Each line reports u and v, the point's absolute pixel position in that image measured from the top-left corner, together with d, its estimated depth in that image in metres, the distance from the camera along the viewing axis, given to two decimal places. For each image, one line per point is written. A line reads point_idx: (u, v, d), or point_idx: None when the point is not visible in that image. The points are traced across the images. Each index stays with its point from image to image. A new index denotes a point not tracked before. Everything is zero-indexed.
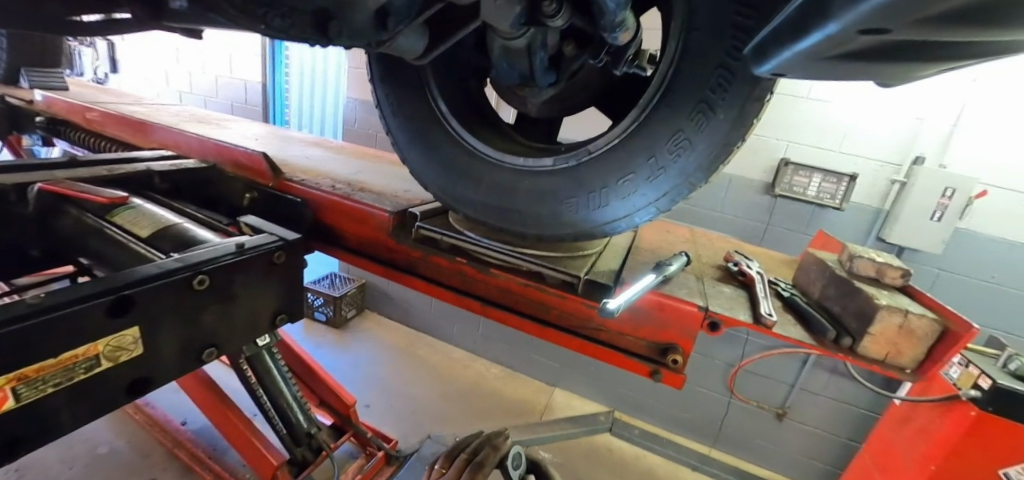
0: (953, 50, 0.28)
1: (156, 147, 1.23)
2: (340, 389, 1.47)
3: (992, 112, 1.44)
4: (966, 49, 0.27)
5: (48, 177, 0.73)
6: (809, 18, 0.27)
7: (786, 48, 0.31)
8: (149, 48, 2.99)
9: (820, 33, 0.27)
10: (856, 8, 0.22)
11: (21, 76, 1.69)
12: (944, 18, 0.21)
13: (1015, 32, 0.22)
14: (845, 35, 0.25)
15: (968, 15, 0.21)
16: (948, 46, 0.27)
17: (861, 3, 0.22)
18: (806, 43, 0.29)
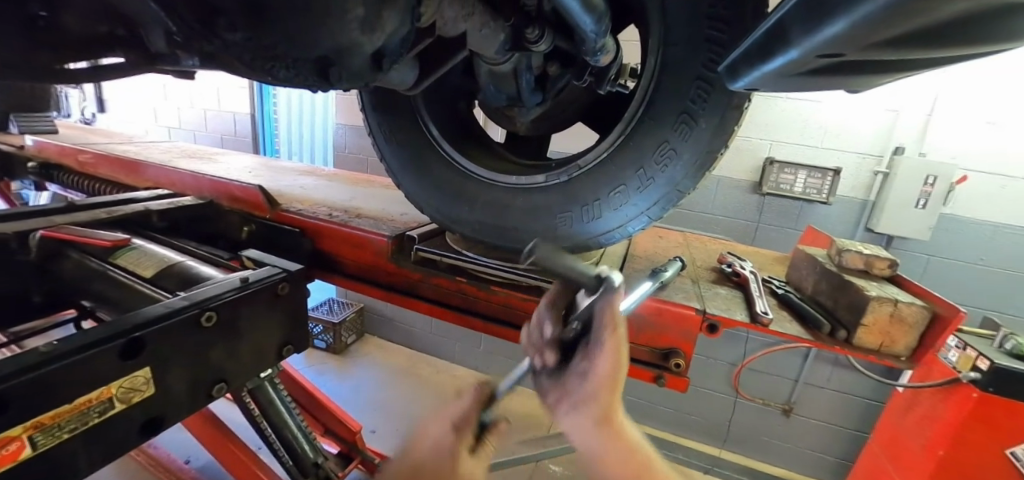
0: (908, 63, 0.30)
1: (150, 186, 1.24)
2: (345, 415, 1.45)
3: (964, 100, 1.49)
4: (919, 62, 0.30)
5: (49, 223, 0.73)
6: (772, 44, 0.29)
7: (755, 69, 0.33)
8: (136, 86, 3.01)
9: (783, 57, 0.29)
10: (812, 38, 0.24)
11: (9, 122, 1.69)
12: (897, 42, 0.24)
13: (956, 50, 0.25)
14: (806, 58, 0.28)
15: (914, 39, 0.23)
16: (902, 61, 0.30)
17: (817, 33, 0.24)
18: (772, 65, 0.31)
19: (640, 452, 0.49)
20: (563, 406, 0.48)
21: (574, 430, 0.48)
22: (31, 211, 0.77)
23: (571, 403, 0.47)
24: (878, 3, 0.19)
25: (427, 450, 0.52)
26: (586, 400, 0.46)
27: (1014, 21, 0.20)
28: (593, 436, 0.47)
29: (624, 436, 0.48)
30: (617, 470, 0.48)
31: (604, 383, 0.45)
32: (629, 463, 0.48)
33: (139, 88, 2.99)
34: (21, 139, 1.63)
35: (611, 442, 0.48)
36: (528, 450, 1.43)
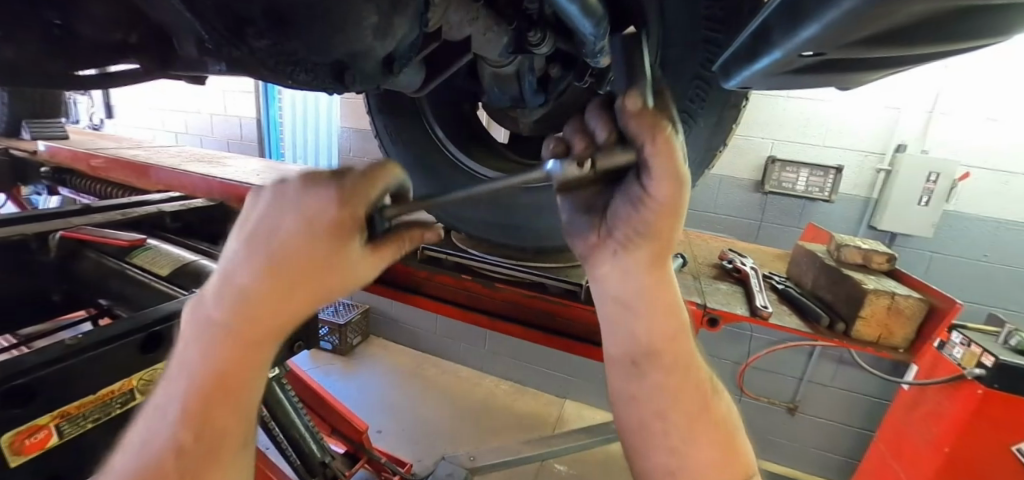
0: (891, 61, 0.32)
1: (161, 189, 1.27)
2: (351, 415, 1.46)
3: (965, 96, 1.50)
4: (902, 59, 0.31)
5: (67, 225, 0.75)
6: (758, 46, 0.31)
7: (744, 69, 0.35)
8: (143, 92, 3.05)
9: (768, 57, 0.30)
10: (792, 39, 0.26)
11: (22, 128, 1.72)
12: (871, 41, 0.25)
13: (931, 46, 0.26)
14: (789, 58, 0.29)
15: (886, 38, 0.25)
16: (886, 58, 0.31)
17: (797, 36, 0.26)
18: (759, 65, 0.32)
19: (681, 315, 0.56)
20: (611, 248, 0.53)
21: (616, 275, 0.53)
22: (49, 213, 0.79)
23: (621, 248, 0.52)
24: (843, 10, 0.21)
25: (287, 246, 0.37)
26: (639, 243, 0.51)
27: (976, 20, 0.22)
28: (637, 283, 0.53)
29: (666, 293, 0.55)
30: (653, 324, 0.54)
31: (660, 229, 0.49)
32: (666, 322, 0.55)
33: (145, 93, 3.03)
34: (33, 144, 1.66)
35: (651, 293, 0.54)
36: (533, 449, 1.45)
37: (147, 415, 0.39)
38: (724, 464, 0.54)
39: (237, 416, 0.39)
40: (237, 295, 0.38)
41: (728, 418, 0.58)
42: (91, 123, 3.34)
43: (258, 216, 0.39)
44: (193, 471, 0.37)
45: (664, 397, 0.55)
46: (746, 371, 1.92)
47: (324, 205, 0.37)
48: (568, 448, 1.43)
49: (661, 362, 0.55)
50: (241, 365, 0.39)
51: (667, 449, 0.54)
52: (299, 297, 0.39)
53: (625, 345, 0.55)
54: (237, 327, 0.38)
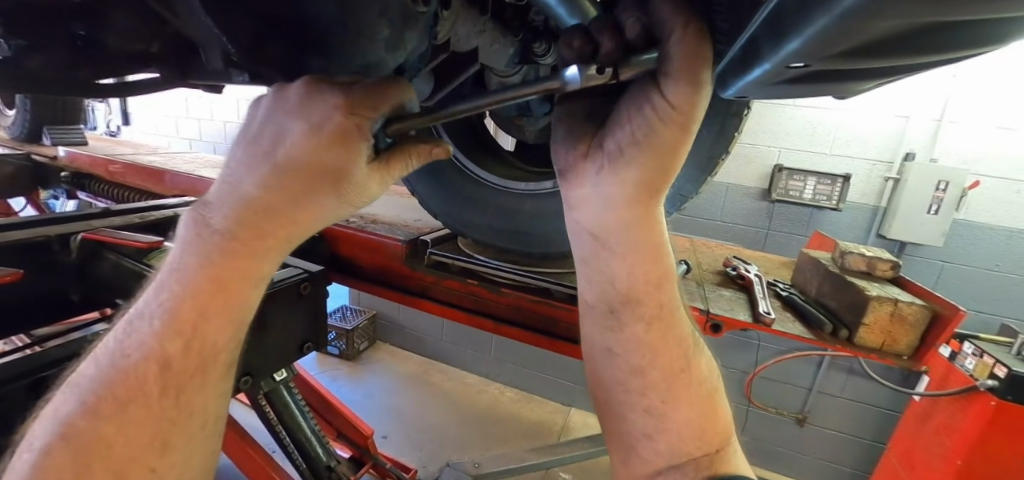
0: (881, 70, 0.33)
1: (176, 194, 1.30)
2: (356, 420, 1.47)
3: (973, 105, 1.50)
4: (891, 70, 0.32)
5: (87, 227, 0.78)
6: (749, 57, 0.32)
7: (739, 79, 0.36)
8: (159, 100, 3.12)
9: (759, 68, 0.32)
10: (779, 52, 0.27)
11: (43, 134, 1.77)
12: (854, 52, 0.26)
13: (913, 58, 0.27)
14: (779, 69, 0.31)
15: (868, 50, 0.26)
16: (874, 69, 0.32)
17: (782, 49, 0.27)
18: (751, 76, 0.34)
19: (665, 263, 0.57)
20: (597, 164, 0.53)
21: (598, 201, 0.53)
22: (71, 216, 0.82)
23: (609, 172, 0.52)
24: (820, 25, 0.22)
25: (294, 156, 0.40)
26: (629, 169, 0.51)
27: (951, 33, 0.23)
28: (619, 214, 0.53)
29: (651, 233, 0.55)
30: (634, 264, 0.55)
31: (652, 156, 0.49)
32: (649, 267, 0.56)
33: (161, 101, 3.10)
34: (54, 150, 1.71)
35: (633, 228, 0.54)
36: (537, 457, 1.45)
37: (134, 313, 0.41)
38: (700, 426, 0.54)
39: (225, 331, 0.42)
40: (239, 203, 0.42)
41: (708, 379, 0.58)
42: (108, 129, 3.41)
43: (265, 126, 0.41)
44: (177, 378, 0.40)
45: (641, 349, 0.55)
46: (754, 381, 1.90)
47: (322, 112, 0.39)
48: (572, 457, 1.43)
49: (640, 310, 0.55)
50: (234, 279, 0.42)
51: (643, 408, 0.54)
52: (295, 213, 0.43)
53: (604, 292, 0.56)
54: (235, 238, 0.42)
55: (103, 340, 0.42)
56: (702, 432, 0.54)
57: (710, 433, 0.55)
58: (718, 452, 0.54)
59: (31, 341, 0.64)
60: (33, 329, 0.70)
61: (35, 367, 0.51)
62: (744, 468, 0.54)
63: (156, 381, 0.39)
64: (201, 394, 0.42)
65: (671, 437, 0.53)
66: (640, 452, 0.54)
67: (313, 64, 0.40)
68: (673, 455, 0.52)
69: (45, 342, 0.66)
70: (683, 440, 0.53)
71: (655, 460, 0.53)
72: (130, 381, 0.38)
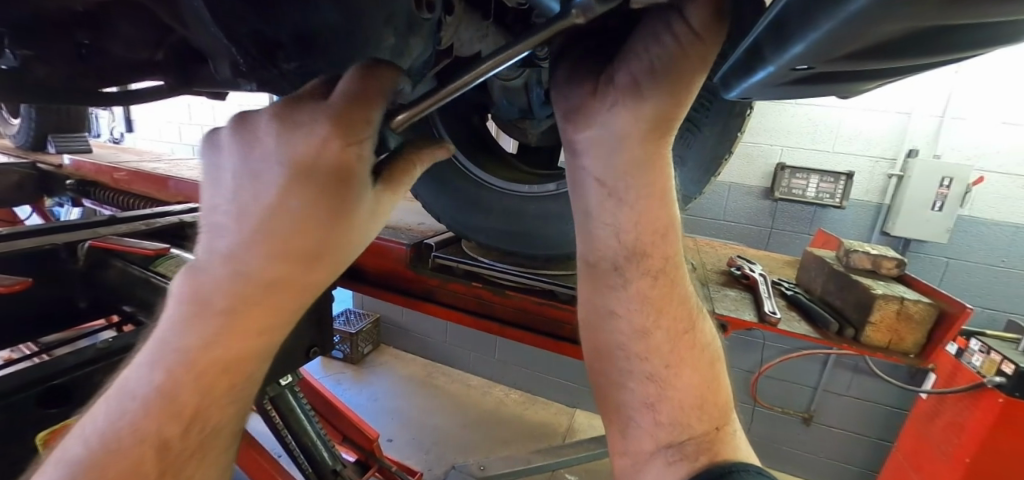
0: (886, 72, 0.33)
1: (180, 201, 1.31)
2: (362, 423, 1.47)
3: (977, 101, 1.49)
4: (896, 70, 0.32)
5: (94, 235, 0.78)
6: (752, 60, 0.32)
7: (742, 81, 0.36)
8: (162, 106, 3.14)
9: (763, 70, 0.32)
10: (783, 55, 0.27)
11: (48, 143, 1.78)
12: (856, 56, 0.27)
13: (917, 59, 0.27)
14: (783, 71, 0.31)
15: (870, 53, 0.26)
16: (878, 71, 0.32)
17: (786, 52, 0.27)
18: (756, 78, 0.34)
19: (671, 214, 0.55)
20: (607, 102, 0.48)
21: (608, 143, 0.50)
22: (75, 224, 0.82)
23: (620, 112, 0.47)
24: (824, 28, 0.22)
25: (293, 204, 0.35)
26: (641, 106, 0.47)
27: (958, 35, 0.23)
28: (631, 155, 0.50)
29: (659, 177, 0.52)
30: (642, 213, 0.53)
31: (665, 90, 0.45)
32: (654, 215, 0.54)
33: (163, 108, 3.13)
34: (58, 158, 1.72)
35: (644, 170, 0.51)
36: (542, 459, 1.45)
37: (121, 390, 0.36)
38: (701, 396, 0.53)
39: (233, 395, 0.40)
40: (238, 272, 0.36)
41: (709, 345, 0.57)
42: (112, 136, 3.43)
43: (245, 181, 0.35)
44: (174, 459, 0.37)
45: (644, 306, 0.55)
46: (760, 380, 1.90)
47: (297, 147, 0.33)
48: (575, 459, 1.43)
49: (645, 265, 0.55)
50: (239, 357, 0.38)
51: (646, 374, 0.53)
52: (305, 265, 0.37)
53: (608, 246, 0.54)
54: (237, 304, 0.36)
55: (89, 411, 0.38)
56: (704, 399, 0.53)
57: (712, 406, 0.53)
58: (718, 429, 0.51)
59: (38, 350, 0.65)
60: (39, 338, 0.71)
61: (45, 374, 0.51)
62: (749, 452, 0.51)
63: (152, 466, 0.36)
64: (196, 468, 0.39)
65: (673, 406, 0.52)
66: (641, 423, 0.52)
67: (321, 70, 0.41)
68: (674, 428, 0.51)
69: (54, 351, 0.67)
70: (684, 411, 0.52)
71: (655, 433, 0.51)
72: (118, 470, 0.34)
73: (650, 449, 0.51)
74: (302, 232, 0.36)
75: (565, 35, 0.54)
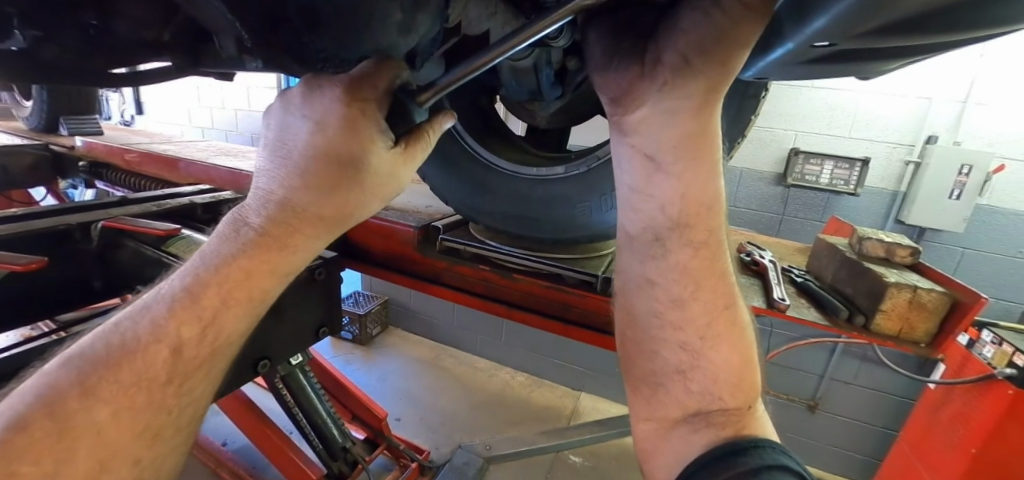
0: (909, 50, 0.32)
1: (191, 183, 1.32)
2: (371, 403, 1.49)
3: (1003, 84, 1.44)
4: (920, 48, 0.32)
5: (107, 215, 0.79)
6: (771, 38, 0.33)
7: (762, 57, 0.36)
8: (171, 89, 3.15)
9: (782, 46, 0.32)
10: (805, 29, 0.27)
11: (60, 124, 1.79)
12: (878, 32, 0.26)
13: (944, 36, 0.27)
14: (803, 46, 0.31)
15: (895, 30, 0.26)
16: (903, 49, 0.31)
17: (808, 26, 0.27)
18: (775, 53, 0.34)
19: (719, 188, 0.51)
20: (656, 81, 0.47)
21: (658, 121, 0.48)
22: (89, 205, 0.83)
23: (671, 93, 0.46)
24: (847, 4, 0.22)
25: (316, 139, 0.42)
26: (691, 82, 0.45)
27: (983, 13, 0.23)
28: (681, 131, 0.48)
29: (710, 154, 0.49)
30: (689, 185, 0.50)
31: (716, 64, 0.43)
32: (701, 187, 0.50)
33: (173, 90, 3.13)
34: (70, 140, 1.73)
35: (694, 147, 0.48)
36: (547, 440, 1.47)
37: (150, 298, 0.40)
38: (737, 374, 0.49)
39: (240, 319, 0.43)
40: (273, 204, 0.44)
41: (749, 326, 0.53)
42: (123, 119, 3.45)
43: (284, 128, 0.44)
44: (186, 366, 0.39)
45: (683, 278, 0.51)
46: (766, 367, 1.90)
47: (331, 112, 0.42)
48: (580, 441, 1.45)
49: (689, 236, 0.51)
50: (262, 270, 0.43)
51: (678, 344, 0.50)
52: (321, 211, 0.44)
53: (652, 218, 0.52)
54: (265, 232, 0.43)
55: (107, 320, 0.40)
56: (741, 374, 0.49)
57: (748, 384, 0.49)
58: (750, 407, 0.48)
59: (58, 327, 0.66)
60: (57, 316, 0.72)
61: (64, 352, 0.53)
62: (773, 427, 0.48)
63: (164, 365, 0.38)
64: (199, 383, 0.41)
65: (706, 377, 0.49)
66: (670, 391, 0.50)
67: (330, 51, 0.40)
68: (704, 395, 0.48)
69: (73, 328, 0.69)
70: (717, 383, 0.48)
71: (683, 400, 0.49)
72: (137, 358, 0.37)
73: (674, 416, 0.49)
74: (320, 169, 0.42)
75: (589, 11, 0.55)
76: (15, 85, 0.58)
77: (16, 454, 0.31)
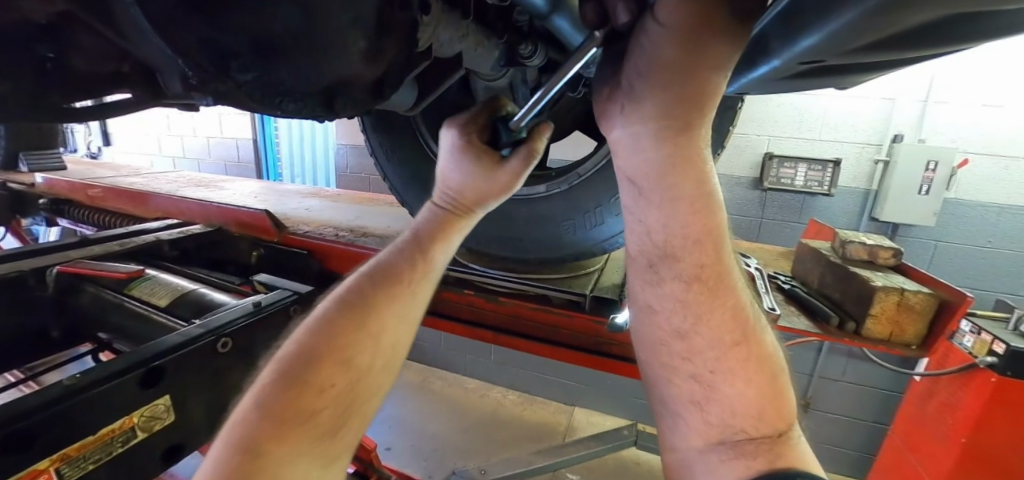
0: (889, 64, 0.33)
1: (159, 217, 1.26)
2: (359, 434, 1.43)
3: (959, 83, 1.50)
4: (898, 62, 0.32)
5: (66, 258, 0.74)
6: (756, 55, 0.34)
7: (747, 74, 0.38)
8: (139, 120, 3.06)
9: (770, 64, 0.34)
10: (794, 48, 0.28)
11: (20, 161, 1.68)
12: (870, 48, 0.26)
13: (928, 51, 0.28)
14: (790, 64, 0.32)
15: (885, 48, 0.26)
16: (881, 65, 0.32)
17: (796, 45, 0.28)
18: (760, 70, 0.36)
19: (714, 214, 0.45)
20: (618, 104, 0.42)
21: (627, 145, 0.42)
22: (47, 247, 0.78)
23: (632, 118, 0.41)
24: (841, 22, 0.23)
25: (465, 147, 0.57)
26: (646, 106, 0.39)
27: (965, 32, 0.24)
28: (650, 158, 0.42)
29: (696, 179, 0.43)
30: (674, 213, 0.44)
31: (669, 84, 0.37)
32: (691, 214, 0.44)
33: (142, 121, 3.04)
34: (29, 177, 1.64)
35: (668, 176, 0.42)
36: (543, 459, 1.43)
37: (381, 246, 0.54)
38: (761, 405, 0.44)
39: (443, 251, 0.56)
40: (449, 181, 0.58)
41: (772, 355, 0.46)
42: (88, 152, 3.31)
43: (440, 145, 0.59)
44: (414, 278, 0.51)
45: (683, 311, 0.46)
46: None
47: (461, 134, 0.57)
48: (576, 458, 1.41)
49: (683, 266, 0.45)
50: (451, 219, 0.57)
51: (689, 375, 0.46)
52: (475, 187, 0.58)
53: (641, 246, 0.47)
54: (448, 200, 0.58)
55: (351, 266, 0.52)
56: (764, 408, 0.44)
57: (773, 414, 0.44)
58: (781, 434, 0.43)
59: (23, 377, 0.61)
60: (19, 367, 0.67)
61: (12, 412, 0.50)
62: (815, 458, 0.43)
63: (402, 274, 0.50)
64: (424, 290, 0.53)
65: (723, 409, 0.44)
66: (688, 421, 0.46)
67: (292, 79, 0.37)
68: (725, 427, 0.44)
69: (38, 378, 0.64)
70: (739, 416, 0.43)
71: (705, 432, 0.45)
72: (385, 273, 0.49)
73: (696, 447, 0.45)
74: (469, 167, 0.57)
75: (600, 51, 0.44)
76: None
77: (338, 320, 0.44)
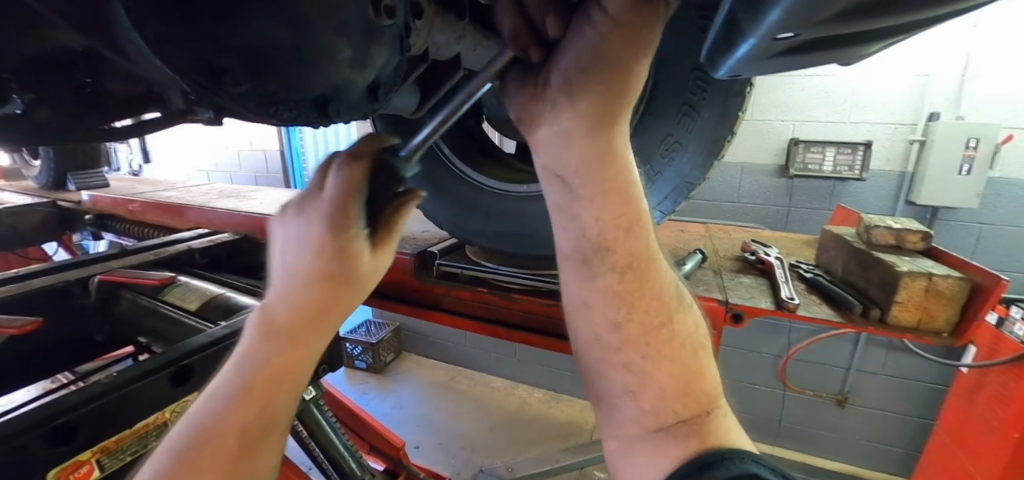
0: (877, 32, 0.31)
1: (194, 226, 1.32)
2: (388, 432, 1.45)
3: (1001, 53, 1.41)
4: (885, 29, 0.30)
5: (104, 268, 0.77)
6: (734, 34, 0.33)
7: (727, 56, 0.37)
8: (177, 137, 3.20)
9: (746, 44, 0.33)
10: (762, 21, 0.27)
11: (68, 181, 1.78)
12: (850, 15, 0.25)
13: (905, 16, 0.26)
14: (764, 41, 0.31)
15: (856, 13, 0.25)
16: (866, 31, 0.31)
17: (763, 20, 0.27)
18: (741, 52, 0.35)
19: (635, 206, 0.49)
20: (549, 100, 0.45)
21: (557, 141, 0.46)
22: (87, 259, 0.81)
23: (560, 115, 0.44)
24: None
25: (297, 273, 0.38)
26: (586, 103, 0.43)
27: None
28: (579, 152, 0.45)
29: (618, 181, 0.47)
30: (603, 207, 0.48)
31: (604, 79, 0.40)
32: (618, 207, 0.48)
33: (179, 137, 3.17)
34: (78, 195, 1.72)
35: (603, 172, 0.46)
36: (570, 457, 1.42)
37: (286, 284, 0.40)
38: (686, 382, 0.48)
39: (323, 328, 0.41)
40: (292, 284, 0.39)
41: (691, 336, 0.51)
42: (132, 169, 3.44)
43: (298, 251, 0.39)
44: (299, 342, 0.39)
45: (614, 301, 0.49)
46: (788, 364, 1.83)
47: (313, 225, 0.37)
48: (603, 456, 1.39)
49: (613, 258, 0.49)
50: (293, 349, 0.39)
51: (622, 365, 0.49)
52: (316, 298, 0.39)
53: (576, 242, 0.49)
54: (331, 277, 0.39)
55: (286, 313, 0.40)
56: (689, 387, 0.47)
57: (700, 388, 0.48)
58: (708, 412, 0.46)
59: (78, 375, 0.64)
60: (73, 367, 0.70)
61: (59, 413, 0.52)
62: (738, 428, 0.46)
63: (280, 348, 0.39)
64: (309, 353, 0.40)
65: (654, 395, 0.47)
66: (623, 411, 0.49)
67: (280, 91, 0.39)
68: (658, 412, 0.47)
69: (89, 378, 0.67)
70: (667, 398, 0.47)
71: (640, 419, 0.47)
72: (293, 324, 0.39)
73: (634, 433, 0.47)
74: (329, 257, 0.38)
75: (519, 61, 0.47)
76: (23, 146, 0.58)
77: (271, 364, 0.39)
